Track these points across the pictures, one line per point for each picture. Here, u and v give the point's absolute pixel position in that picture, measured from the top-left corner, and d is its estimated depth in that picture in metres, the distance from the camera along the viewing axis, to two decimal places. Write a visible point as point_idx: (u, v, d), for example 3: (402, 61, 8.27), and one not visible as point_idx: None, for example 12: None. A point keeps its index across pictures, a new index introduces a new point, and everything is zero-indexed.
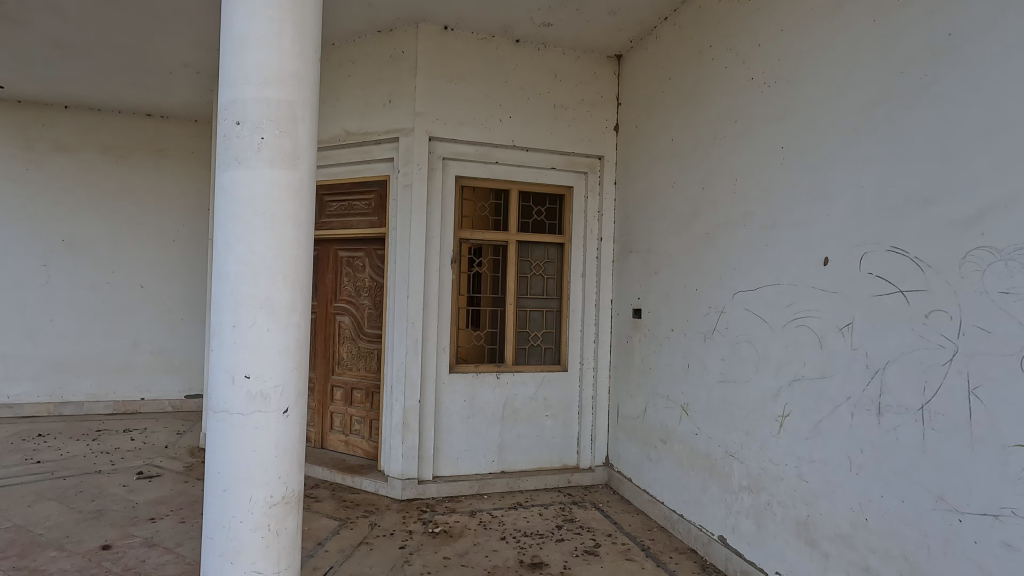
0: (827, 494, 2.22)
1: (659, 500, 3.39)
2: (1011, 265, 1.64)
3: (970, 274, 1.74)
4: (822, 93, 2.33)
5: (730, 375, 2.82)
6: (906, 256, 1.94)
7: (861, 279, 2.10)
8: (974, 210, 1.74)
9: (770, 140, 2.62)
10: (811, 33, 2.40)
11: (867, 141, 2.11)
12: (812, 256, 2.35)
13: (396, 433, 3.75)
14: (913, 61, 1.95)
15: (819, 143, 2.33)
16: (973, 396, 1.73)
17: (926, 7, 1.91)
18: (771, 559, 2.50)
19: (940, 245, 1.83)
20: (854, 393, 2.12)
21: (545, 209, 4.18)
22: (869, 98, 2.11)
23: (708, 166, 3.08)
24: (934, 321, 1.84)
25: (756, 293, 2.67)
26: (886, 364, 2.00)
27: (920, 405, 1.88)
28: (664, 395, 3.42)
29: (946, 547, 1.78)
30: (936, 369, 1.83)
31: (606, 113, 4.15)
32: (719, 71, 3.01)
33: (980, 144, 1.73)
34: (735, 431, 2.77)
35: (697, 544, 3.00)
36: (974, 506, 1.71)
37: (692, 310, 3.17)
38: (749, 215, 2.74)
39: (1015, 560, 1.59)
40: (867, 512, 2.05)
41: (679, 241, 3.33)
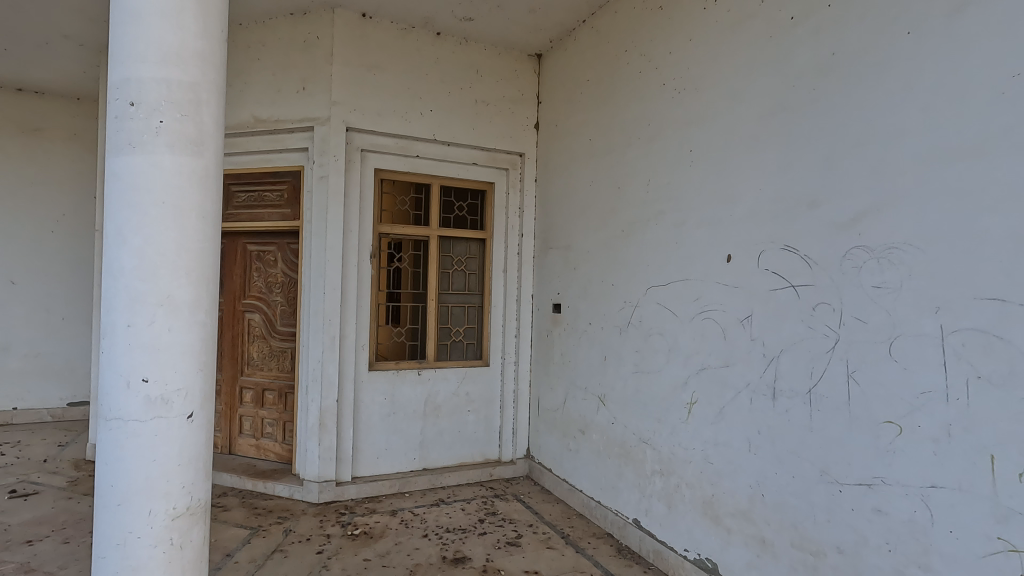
0: (729, 473, 2.40)
1: (578, 489, 3.51)
2: (882, 263, 1.84)
3: (849, 270, 1.94)
4: (726, 101, 2.50)
5: (643, 366, 2.97)
6: (797, 254, 2.14)
7: (759, 275, 2.29)
8: (853, 213, 1.94)
9: (679, 143, 2.77)
10: (717, 45, 2.56)
11: (764, 147, 2.30)
12: (716, 254, 2.52)
13: (312, 435, 3.60)
14: (804, 75, 2.14)
15: (723, 148, 2.51)
16: (851, 379, 1.93)
17: (814, 27, 2.10)
18: (680, 538, 2.66)
19: (825, 244, 2.03)
20: (753, 380, 2.31)
21: (467, 205, 4.18)
22: (767, 107, 2.29)
23: (623, 166, 3.21)
24: (820, 313, 2.04)
25: (667, 288, 2.83)
26: (780, 352, 2.19)
27: (808, 389, 2.08)
28: (582, 386, 3.53)
29: (829, 516, 1.98)
30: (821, 357, 2.04)
31: (527, 110, 4.20)
32: (633, 75, 3.14)
33: (858, 153, 1.93)
34: (648, 419, 2.92)
35: (613, 528, 3.13)
36: (851, 478, 1.92)
37: (608, 304, 3.30)
38: (661, 213, 2.89)
39: (885, 523, 1.81)
40: (763, 489, 2.24)
41: (597, 237, 3.45)
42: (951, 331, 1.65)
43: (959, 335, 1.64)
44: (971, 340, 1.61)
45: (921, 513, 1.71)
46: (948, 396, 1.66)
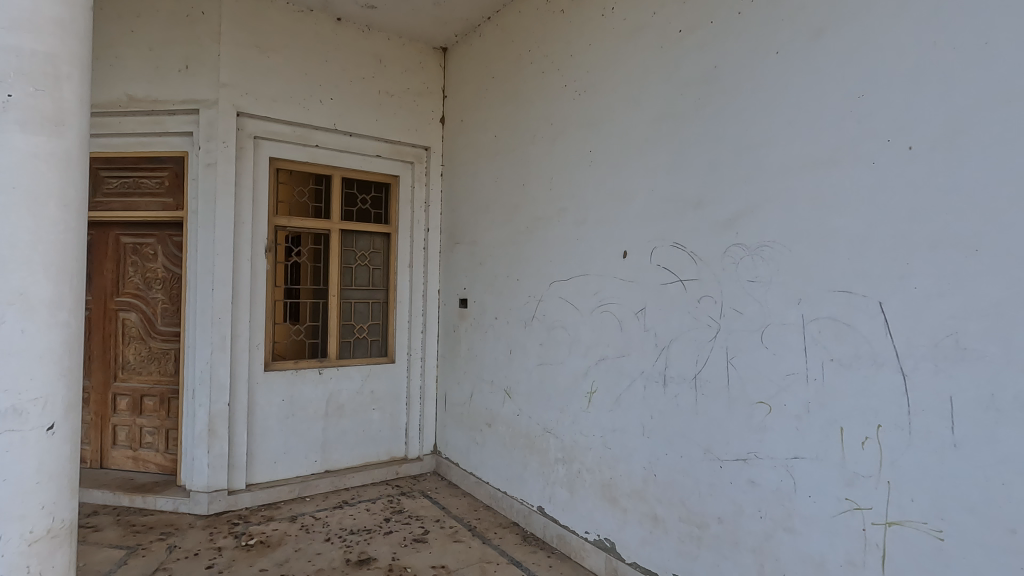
0: (625, 457, 2.55)
1: (485, 481, 3.56)
2: (756, 259, 2.04)
3: (729, 266, 2.13)
4: (621, 105, 2.64)
5: (547, 358, 3.07)
6: (685, 250, 2.31)
7: (652, 270, 2.45)
8: (732, 213, 2.13)
9: (580, 144, 2.88)
10: (614, 51, 2.70)
11: (656, 150, 2.46)
12: (614, 250, 2.65)
13: (200, 442, 3.34)
14: (690, 85, 2.31)
15: (620, 150, 2.64)
16: (730, 365, 2.12)
17: (699, 41, 2.28)
18: (582, 521, 2.78)
19: (708, 242, 2.21)
20: (646, 368, 2.46)
21: (370, 198, 4.07)
22: (659, 113, 2.45)
23: (527, 164, 3.28)
24: (704, 305, 2.22)
25: (568, 282, 2.93)
26: (670, 342, 2.36)
27: (694, 375, 2.26)
28: (488, 380, 3.58)
29: (712, 491, 2.17)
30: (705, 345, 2.22)
31: (432, 104, 4.16)
32: (537, 75, 3.22)
33: (735, 159, 2.13)
34: (551, 409, 3.02)
35: (519, 517, 3.21)
36: (730, 454, 2.11)
37: (514, 299, 3.37)
38: (563, 211, 2.99)
39: (758, 493, 2.01)
40: (656, 469, 2.40)
41: (502, 232, 3.49)
42: (810, 320, 1.87)
43: (816, 323, 1.86)
44: (826, 327, 1.83)
45: (786, 482, 1.92)
46: (808, 377, 1.87)
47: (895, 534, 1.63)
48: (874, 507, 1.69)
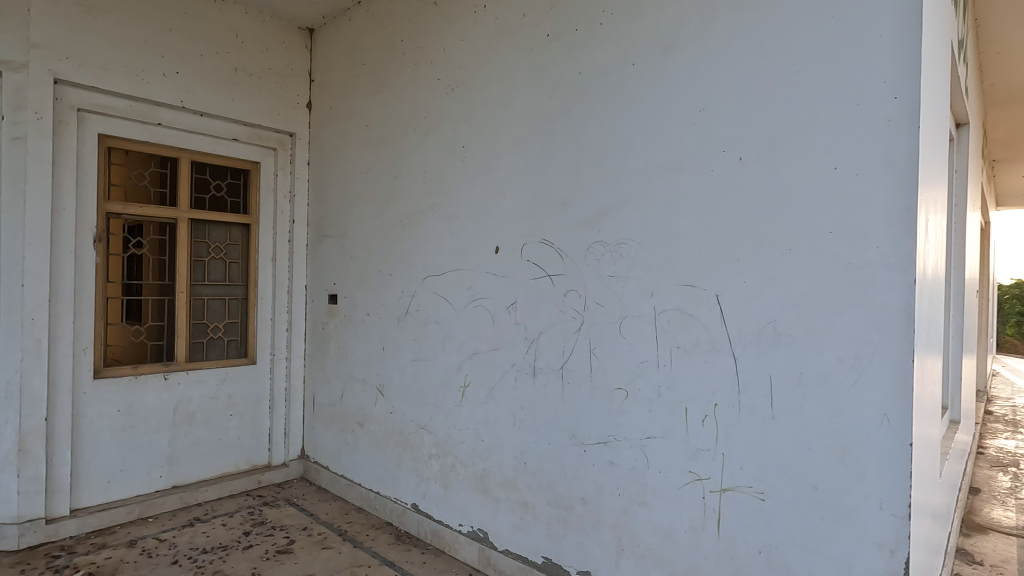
0: (497, 447, 2.61)
1: (357, 483, 3.44)
2: (615, 255, 2.19)
3: (591, 261, 2.27)
4: (493, 103, 2.68)
5: (420, 354, 3.03)
6: (552, 246, 2.41)
7: (522, 265, 2.52)
8: (594, 212, 2.26)
9: (453, 139, 2.88)
10: (486, 49, 2.73)
11: (526, 149, 2.53)
12: (486, 246, 2.69)
13: (7, 466, 2.82)
14: (557, 88, 2.41)
15: (492, 147, 2.68)
16: (593, 355, 2.26)
17: (565, 46, 2.38)
18: (455, 514, 2.80)
19: (573, 239, 2.33)
20: (517, 360, 2.54)
21: (226, 184, 3.72)
22: (529, 113, 2.52)
23: (400, 157, 3.20)
24: (570, 299, 2.34)
25: (442, 277, 2.93)
26: (539, 334, 2.46)
27: (560, 365, 2.37)
28: (360, 378, 3.46)
29: (577, 474, 2.30)
30: (570, 337, 2.34)
31: (297, 87, 3.91)
32: (409, 66, 3.16)
33: (598, 161, 2.26)
34: (425, 405, 2.99)
35: (392, 516, 3.15)
36: (593, 438, 2.25)
37: (386, 294, 3.28)
38: (436, 205, 2.97)
39: (617, 473, 2.16)
40: (526, 458, 2.49)
41: (374, 226, 3.39)
42: (661, 311, 2.05)
43: (666, 314, 2.04)
44: (673, 318, 2.01)
45: (640, 460, 2.09)
46: (658, 364, 2.06)
47: (729, 498, 1.85)
48: (711, 477, 1.90)
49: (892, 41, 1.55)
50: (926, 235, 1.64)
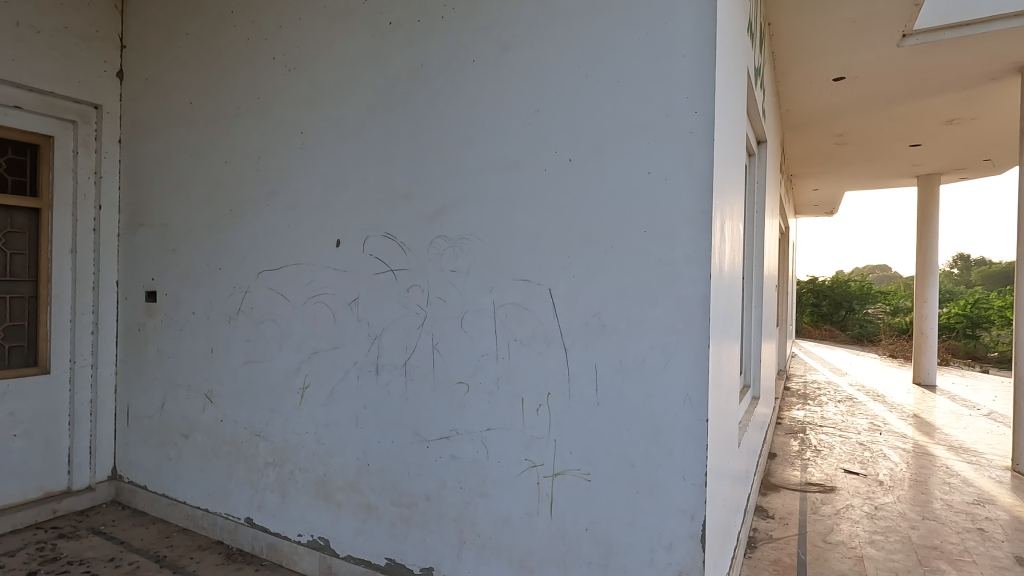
0: (339, 450, 2.50)
1: (181, 501, 3.08)
2: (456, 250, 2.20)
3: (434, 256, 2.26)
4: (333, 89, 2.55)
5: (254, 355, 2.80)
6: (395, 241, 2.36)
7: (364, 260, 2.44)
8: (436, 207, 2.25)
9: (290, 124, 2.69)
10: (326, 32, 2.58)
11: (368, 140, 2.44)
12: (326, 238, 2.56)
13: None
14: (399, 78, 2.35)
15: (332, 135, 2.55)
16: (435, 350, 2.25)
17: (407, 37, 2.33)
18: (294, 524, 2.63)
19: (415, 233, 2.30)
20: (359, 358, 2.45)
21: (6, 161, 3.11)
22: (370, 102, 2.44)
23: (230, 140, 2.92)
24: (412, 294, 2.32)
25: (278, 272, 2.72)
26: (382, 331, 2.40)
27: (403, 362, 2.33)
28: (184, 384, 3.10)
29: (419, 471, 2.28)
30: (413, 332, 2.31)
31: (104, 53, 3.38)
32: (240, 42, 2.89)
33: (439, 156, 2.25)
34: (260, 410, 2.77)
35: (223, 534, 2.87)
36: (435, 434, 2.24)
37: (215, 290, 2.97)
38: (271, 194, 2.75)
39: (458, 466, 2.18)
40: (368, 458, 2.41)
41: (200, 214, 3.05)
42: (499, 305, 2.10)
43: (503, 308, 2.10)
44: (511, 311, 2.08)
45: (481, 452, 2.13)
46: (497, 357, 2.11)
47: (559, 482, 1.96)
48: (545, 463, 1.99)
49: (691, 62, 1.73)
50: (721, 235, 1.87)
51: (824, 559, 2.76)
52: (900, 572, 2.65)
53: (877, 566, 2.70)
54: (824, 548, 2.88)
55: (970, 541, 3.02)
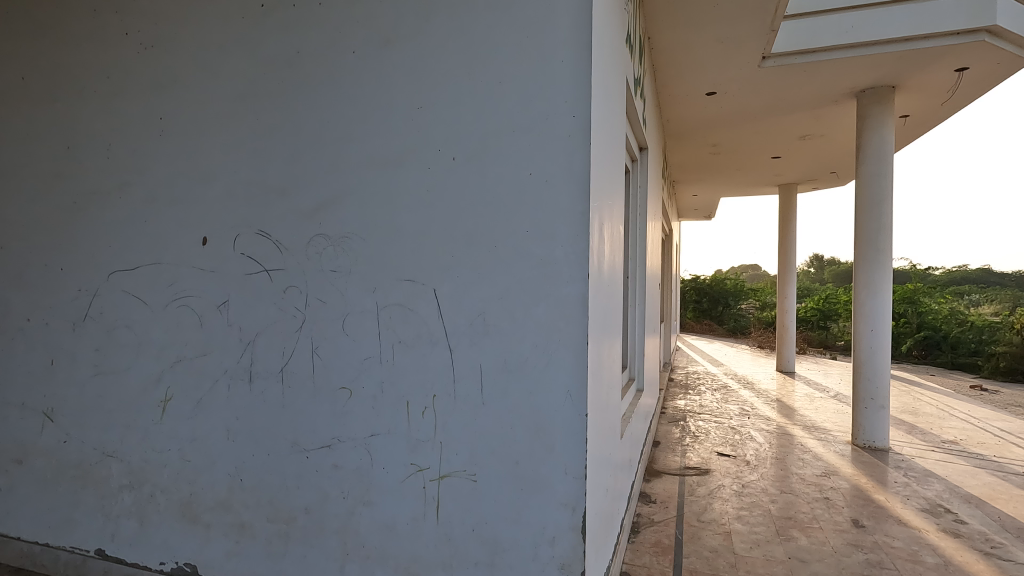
0: (207, 467, 2.29)
1: (14, 537, 2.66)
2: (336, 250, 2.10)
3: (313, 255, 2.14)
4: (198, 73, 2.33)
5: (106, 365, 2.49)
6: (270, 239, 2.21)
7: (235, 259, 2.26)
8: (314, 204, 2.13)
9: (146, 108, 2.42)
10: (188, 8, 2.35)
11: (238, 130, 2.26)
12: (191, 236, 2.33)
13: None
14: (273, 65, 2.20)
15: (196, 122, 2.33)
16: (315, 354, 2.14)
17: (281, 22, 2.19)
18: (155, 552, 2.37)
19: (292, 231, 2.17)
20: (230, 366, 2.27)
21: None
22: (241, 89, 2.26)
23: (73, 123, 2.57)
24: (289, 295, 2.18)
25: (134, 272, 2.44)
26: (255, 335, 2.23)
27: (280, 368, 2.19)
28: (18, 402, 2.69)
29: (298, 483, 2.15)
30: (290, 336, 2.18)
31: None
32: (85, 13, 2.55)
33: (318, 150, 2.13)
34: (113, 427, 2.47)
35: (67, 571, 2.52)
36: (315, 443, 2.13)
37: (55, 293, 2.61)
38: (125, 186, 2.46)
39: (340, 475, 2.08)
40: (241, 473, 2.23)
41: (35, 207, 2.66)
42: (383, 306, 2.04)
43: (387, 309, 2.03)
44: (394, 312, 2.02)
45: (364, 459, 2.05)
46: (380, 359, 2.04)
47: (445, 485, 1.94)
48: (430, 466, 1.96)
49: (569, 67, 1.78)
50: (600, 236, 1.94)
51: (698, 537, 2.98)
52: (761, 543, 2.93)
53: (742, 540, 2.96)
54: (698, 526, 3.11)
55: (818, 509, 3.40)
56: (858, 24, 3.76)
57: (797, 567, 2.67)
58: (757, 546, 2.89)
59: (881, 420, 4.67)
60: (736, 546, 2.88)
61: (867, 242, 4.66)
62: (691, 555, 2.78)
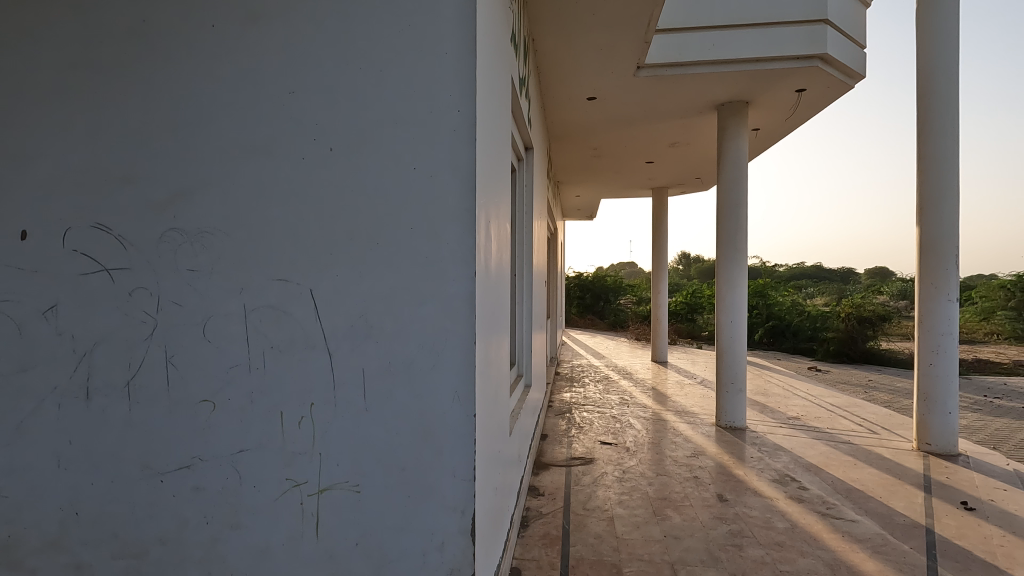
0: (32, 502, 1.94)
1: None
2: (194, 246, 1.88)
3: (165, 253, 1.89)
4: (14, 36, 1.96)
5: None
6: (110, 233, 1.92)
7: (66, 258, 1.93)
8: (166, 195, 1.89)
9: None
10: None
11: (68, 106, 1.93)
12: (5, 228, 1.96)
13: None
14: (113, 34, 1.91)
15: (11, 93, 1.96)
16: (169, 364, 1.89)
17: None
18: None
19: (139, 226, 1.90)
20: (61, 382, 1.94)
21: None
22: (72, 57, 1.93)
23: None
24: (136, 298, 1.91)
25: None
26: (93, 345, 1.93)
27: (126, 382, 1.92)
28: None
29: (151, 511, 1.89)
30: (138, 345, 1.91)
31: None
32: None
33: (171, 134, 1.88)
34: None
35: None
36: (172, 465, 1.89)
37: None
38: None
39: (202, 498, 1.87)
40: (78, 506, 1.92)
41: None
42: (251, 309, 1.86)
43: (256, 313, 1.85)
44: (265, 315, 1.85)
45: (231, 479, 1.86)
46: (250, 367, 1.86)
47: (325, 499, 1.81)
48: (309, 480, 1.82)
49: (454, 60, 1.73)
50: (485, 234, 1.92)
51: (583, 525, 3.09)
52: (641, 525, 3.10)
53: (623, 523, 3.12)
54: (583, 514, 3.23)
55: (689, 487, 3.69)
56: (719, 43, 4.11)
57: (672, 544, 2.86)
58: (636, 528, 3.06)
59: (739, 402, 5.19)
60: (618, 530, 3.02)
61: (727, 242, 5.14)
62: (577, 543, 2.87)
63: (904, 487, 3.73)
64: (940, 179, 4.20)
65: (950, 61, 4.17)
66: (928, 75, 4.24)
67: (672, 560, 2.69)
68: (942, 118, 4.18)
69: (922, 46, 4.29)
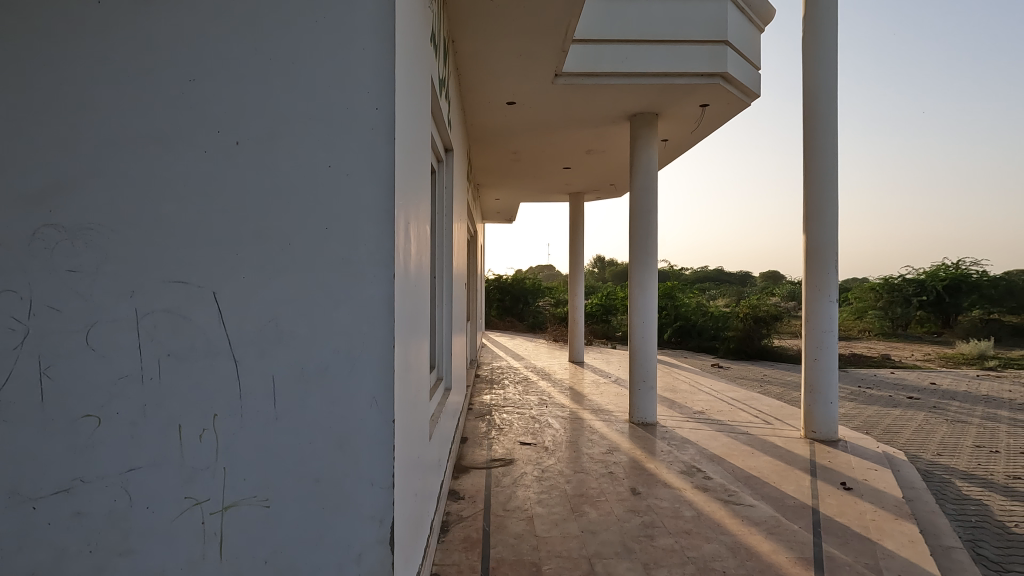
0: None
1: None
2: (76, 245, 1.69)
3: (39, 252, 1.69)
4: None
5: None
6: None
7: None
8: (42, 186, 1.69)
9: None
10: None
11: None
12: None
13: None
14: None
15: None
16: (44, 376, 1.69)
17: None
18: None
19: (7, 219, 1.69)
20: None
21: None
22: None
23: None
24: (4, 303, 1.69)
25: None
26: None
27: None
28: None
29: (22, 542, 1.68)
30: (6, 355, 1.69)
31: None
32: None
33: (49, 118, 1.69)
34: None
35: None
36: (46, 489, 1.69)
37: None
38: None
39: (84, 524, 1.68)
40: None
41: None
42: (145, 314, 1.70)
43: (151, 317, 1.70)
44: (160, 321, 1.70)
45: (120, 500, 1.69)
46: (142, 378, 1.70)
47: (229, 518, 1.69)
48: (211, 497, 1.69)
49: (372, 57, 1.69)
50: (404, 235, 1.88)
51: (503, 526, 3.11)
52: (559, 522, 3.17)
53: (543, 521, 3.18)
54: (504, 515, 3.25)
55: (604, 483, 3.82)
56: (631, 56, 4.30)
57: (589, 538, 2.95)
58: (555, 525, 3.12)
59: (650, 399, 5.44)
60: (538, 529, 3.07)
61: (639, 246, 5.39)
62: (498, 544, 2.88)
63: (793, 471, 4.09)
64: (822, 192, 4.65)
65: (830, 86, 4.63)
66: (813, 97, 4.68)
67: (589, 555, 2.77)
68: (824, 136, 4.64)
69: (807, 71, 4.73)
